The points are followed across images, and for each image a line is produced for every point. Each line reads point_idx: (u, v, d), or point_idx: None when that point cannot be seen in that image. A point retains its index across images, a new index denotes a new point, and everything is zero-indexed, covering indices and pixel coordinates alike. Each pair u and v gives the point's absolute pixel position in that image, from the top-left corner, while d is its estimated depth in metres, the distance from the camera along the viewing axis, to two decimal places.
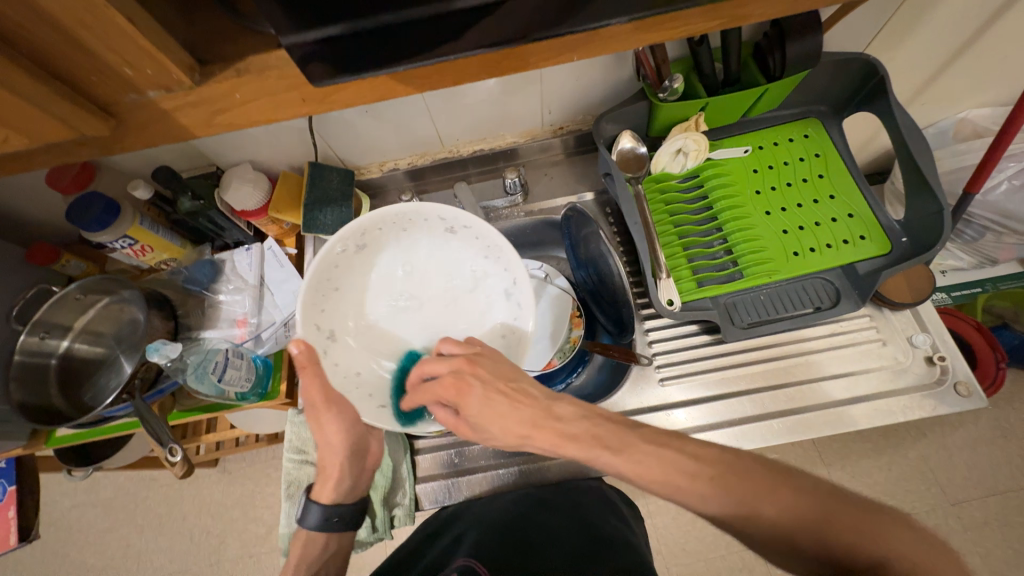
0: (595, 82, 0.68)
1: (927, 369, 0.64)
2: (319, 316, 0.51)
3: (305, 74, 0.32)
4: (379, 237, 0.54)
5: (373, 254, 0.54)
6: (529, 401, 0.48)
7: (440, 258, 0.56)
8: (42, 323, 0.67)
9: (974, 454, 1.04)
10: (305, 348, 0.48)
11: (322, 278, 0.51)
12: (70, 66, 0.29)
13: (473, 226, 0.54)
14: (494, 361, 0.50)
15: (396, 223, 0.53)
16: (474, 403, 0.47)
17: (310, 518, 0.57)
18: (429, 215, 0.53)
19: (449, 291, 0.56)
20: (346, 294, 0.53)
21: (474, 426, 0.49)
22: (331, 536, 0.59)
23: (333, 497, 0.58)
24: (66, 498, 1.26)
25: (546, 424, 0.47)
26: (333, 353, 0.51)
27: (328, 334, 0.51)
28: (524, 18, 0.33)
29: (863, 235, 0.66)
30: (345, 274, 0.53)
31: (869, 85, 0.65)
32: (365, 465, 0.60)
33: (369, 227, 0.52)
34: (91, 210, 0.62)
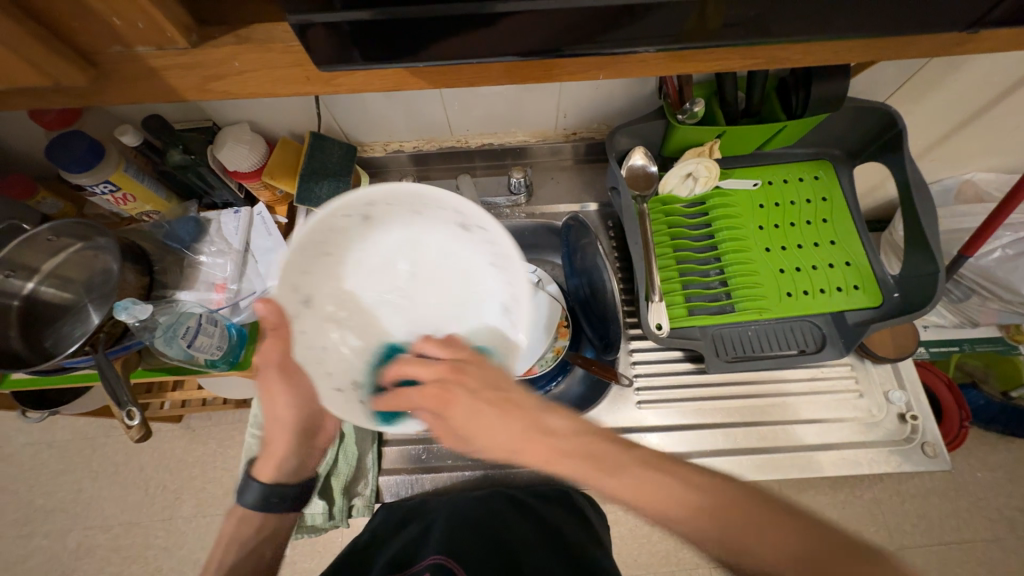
0: (615, 93, 0.66)
1: (898, 426, 0.65)
2: (299, 279, 0.46)
3: (313, 55, 0.30)
4: (387, 212, 0.48)
5: (377, 228, 0.49)
6: (520, 412, 0.48)
7: (448, 253, 0.52)
8: (6, 262, 0.63)
9: (925, 504, 1.07)
10: (273, 310, 0.47)
11: (314, 241, 0.46)
12: (49, 8, 0.26)
13: (489, 231, 0.48)
14: (482, 368, 0.49)
15: (412, 204, 0.47)
16: (460, 410, 0.48)
17: (248, 496, 0.55)
18: (447, 206, 0.47)
19: (445, 294, 0.53)
20: (336, 261, 0.49)
21: (459, 435, 0.48)
22: (268, 517, 0.56)
23: (274, 477, 0.56)
24: (20, 436, 1.22)
25: (536, 436, 0.46)
26: (303, 320, 0.48)
27: (305, 300, 0.48)
28: (549, 29, 0.31)
29: (857, 285, 0.66)
30: (341, 240, 0.48)
31: (885, 137, 0.64)
32: (314, 444, 0.58)
33: (379, 198, 0.46)
34: (74, 149, 0.59)
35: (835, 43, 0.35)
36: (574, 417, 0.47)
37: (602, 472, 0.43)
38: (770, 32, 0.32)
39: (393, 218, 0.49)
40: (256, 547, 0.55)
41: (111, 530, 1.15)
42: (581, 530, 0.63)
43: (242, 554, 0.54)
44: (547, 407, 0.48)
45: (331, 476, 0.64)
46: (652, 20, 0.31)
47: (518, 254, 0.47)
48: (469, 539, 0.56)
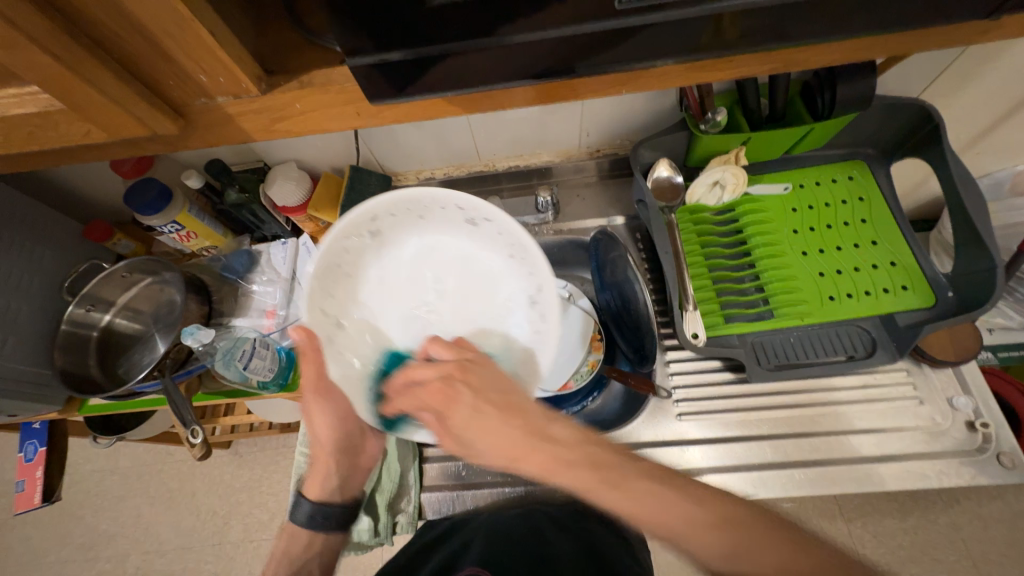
0: (637, 109, 0.68)
1: (967, 435, 0.61)
2: (325, 301, 0.51)
3: (365, 90, 0.34)
4: (394, 223, 0.53)
5: (387, 242, 0.55)
6: (521, 418, 0.46)
7: (463, 254, 0.56)
8: (89, 297, 0.71)
9: (1010, 528, 0.97)
10: (307, 336, 0.50)
11: (334, 263, 0.51)
12: (150, 70, 0.31)
13: (494, 222, 0.51)
14: (483, 371, 0.49)
15: (418, 210, 0.52)
16: (461, 411, 0.47)
17: (299, 512, 0.57)
18: (451, 205, 0.52)
19: (473, 300, 0.56)
20: (356, 279, 0.54)
21: (459, 436, 0.47)
22: (316, 534, 0.57)
23: (321, 496, 0.58)
24: (88, 463, 1.31)
25: (535, 444, 0.45)
26: (336, 339, 0.52)
27: (335, 321, 0.52)
28: (576, 52, 0.33)
29: (906, 286, 0.64)
30: (357, 259, 0.54)
31: (922, 132, 0.63)
32: (358, 460, 0.61)
33: (387, 212, 0.51)
34: (146, 194, 0.66)
35: (859, 43, 0.35)
36: (579, 428, 0.46)
37: (608, 486, 0.41)
38: (792, 38, 0.33)
39: (400, 228, 0.54)
40: (304, 565, 0.56)
41: (166, 554, 1.21)
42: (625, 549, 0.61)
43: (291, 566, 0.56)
44: (550, 416, 0.47)
45: (377, 492, 0.66)
46: (673, 36, 0.33)
47: (527, 237, 0.50)
48: (515, 554, 0.55)
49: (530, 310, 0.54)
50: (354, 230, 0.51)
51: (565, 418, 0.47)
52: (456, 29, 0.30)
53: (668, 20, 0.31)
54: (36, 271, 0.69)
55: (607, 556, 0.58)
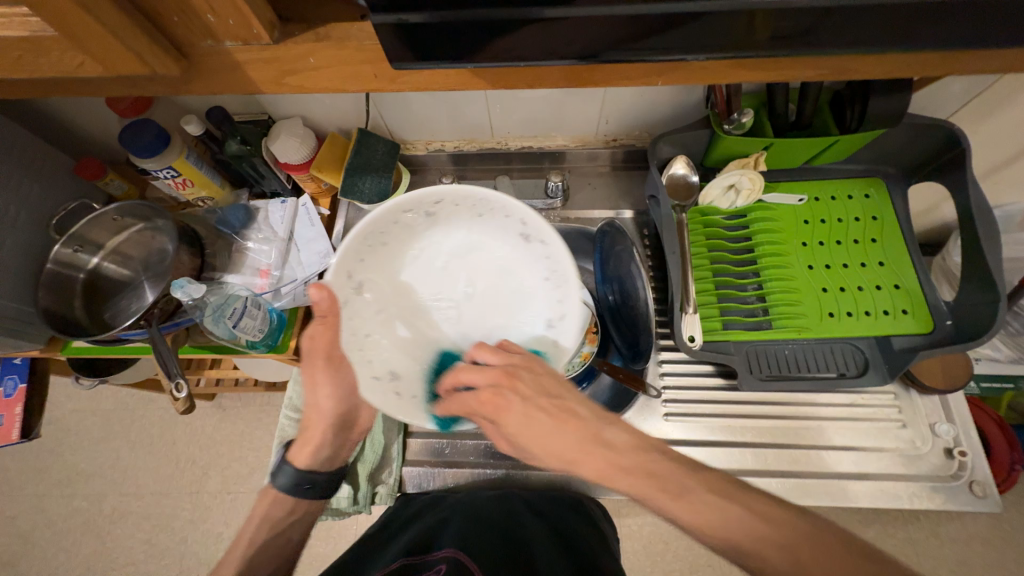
0: (661, 100, 0.66)
1: (943, 462, 0.62)
2: (354, 265, 0.49)
3: (385, 51, 0.31)
4: (452, 212, 0.51)
5: (436, 224, 0.52)
6: (575, 421, 0.46)
7: (503, 263, 0.54)
8: (76, 237, 0.68)
9: (964, 548, 1.01)
10: (325, 297, 0.47)
11: (376, 231, 0.49)
12: (154, 4, 0.29)
13: (552, 247, 0.50)
14: (533, 376, 0.47)
15: (478, 205, 0.50)
16: (515, 418, 0.46)
17: (281, 479, 0.57)
18: (516, 215, 0.50)
19: (494, 313, 0.54)
20: (389, 251, 0.52)
21: (514, 442, 0.46)
22: (300, 501, 0.57)
23: (306, 464, 0.57)
24: (69, 402, 1.31)
25: (591, 448, 0.44)
26: (351, 305, 0.49)
27: (355, 287, 0.49)
28: (614, 34, 0.31)
29: (906, 310, 0.63)
30: (402, 233, 0.51)
31: (946, 156, 0.61)
32: (349, 436, 0.59)
33: (450, 200, 0.49)
34: (143, 136, 0.63)
35: (904, 57, 0.34)
36: (630, 428, 0.45)
37: (669, 496, 0.40)
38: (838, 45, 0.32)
39: (454, 214, 0.52)
40: (286, 529, 0.56)
41: (143, 498, 1.22)
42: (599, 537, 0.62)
43: (273, 532, 0.55)
44: (604, 418, 0.46)
45: (358, 462, 0.66)
46: (716, 30, 0.31)
47: (575, 276, 0.50)
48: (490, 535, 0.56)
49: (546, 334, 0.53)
50: (408, 206, 0.49)
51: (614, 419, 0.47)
52: None
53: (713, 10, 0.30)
54: (22, 205, 0.67)
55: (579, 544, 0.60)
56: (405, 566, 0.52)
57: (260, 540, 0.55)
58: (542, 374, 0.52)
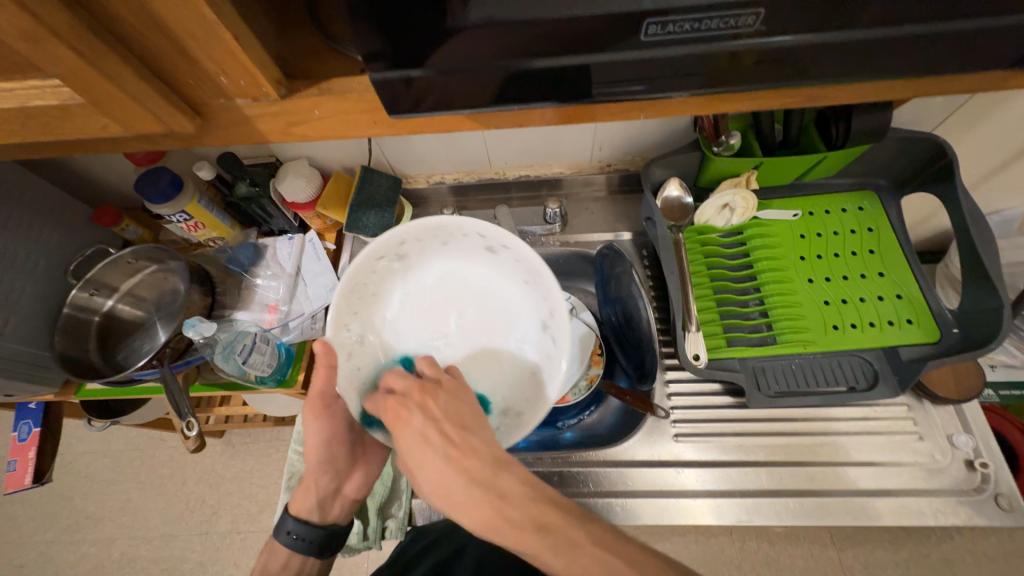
0: (651, 126, 0.68)
1: (965, 474, 0.60)
2: (350, 319, 0.52)
3: (385, 104, 0.33)
4: (420, 248, 0.55)
5: (411, 265, 0.56)
6: (472, 461, 0.42)
7: (479, 283, 0.58)
8: (93, 281, 0.71)
9: (1004, 568, 0.97)
10: (326, 350, 0.48)
11: (360, 283, 0.53)
12: (171, 69, 0.31)
13: (512, 248, 0.53)
14: (450, 401, 0.46)
15: (441, 235, 0.54)
16: (410, 439, 0.43)
17: (280, 529, 0.56)
18: (472, 232, 0.54)
19: (486, 336, 0.57)
20: (376, 297, 0.55)
21: (403, 462, 0.44)
22: (294, 555, 0.55)
23: (302, 511, 0.56)
24: (80, 444, 1.31)
25: (482, 496, 0.40)
26: (355, 356, 0.52)
27: (355, 339, 0.53)
28: (598, 76, 0.33)
29: (910, 320, 0.63)
30: (382, 279, 0.55)
31: (933, 167, 0.63)
32: (339, 486, 0.58)
33: (411, 236, 0.53)
34: (158, 183, 0.66)
35: (877, 83, 0.36)
36: (528, 479, 0.41)
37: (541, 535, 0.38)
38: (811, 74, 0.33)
39: (423, 250, 0.55)
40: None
41: (152, 541, 1.20)
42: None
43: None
44: (501, 465, 0.42)
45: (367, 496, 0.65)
46: (693, 67, 0.32)
47: (544, 268, 0.52)
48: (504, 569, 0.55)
49: (542, 334, 0.55)
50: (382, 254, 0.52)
51: None
52: (481, 48, 0.30)
53: (688, 49, 0.31)
54: (42, 252, 0.70)
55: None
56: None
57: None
58: (547, 376, 0.54)
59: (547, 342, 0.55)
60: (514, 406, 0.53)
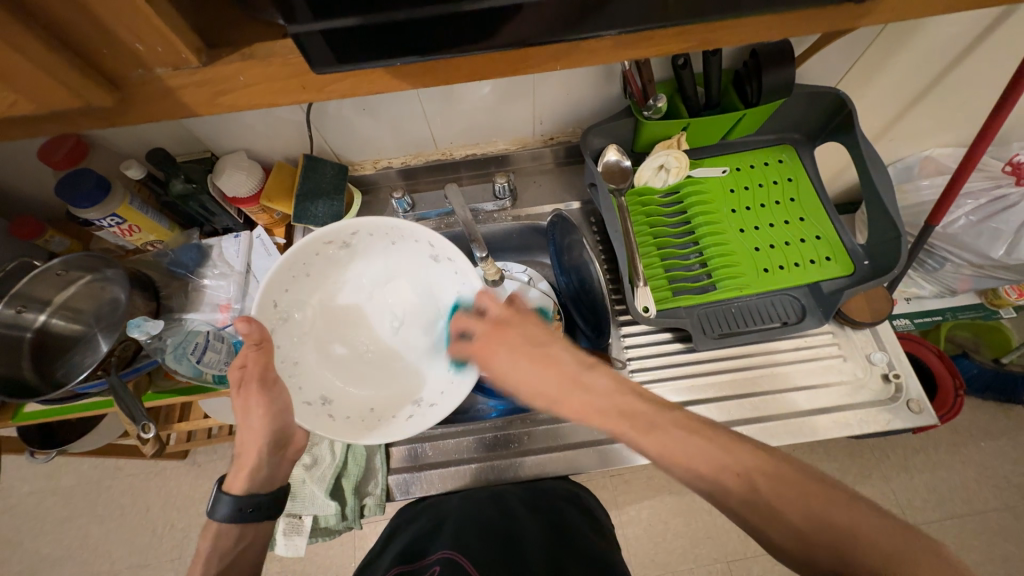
0: (586, 95, 0.71)
1: (882, 386, 0.68)
2: (280, 295, 0.58)
3: (307, 60, 0.34)
4: (368, 242, 0.63)
5: (355, 257, 0.64)
6: (557, 366, 0.53)
7: (419, 285, 0.66)
8: (20, 297, 0.66)
9: (933, 477, 1.10)
10: (250, 327, 0.50)
11: (300, 263, 0.60)
12: (82, 38, 0.30)
13: (452, 259, 0.63)
14: (525, 326, 0.57)
15: (390, 235, 0.63)
16: (500, 360, 0.54)
17: (219, 510, 0.50)
18: (420, 239, 0.63)
19: (415, 334, 0.64)
20: (317, 285, 0.62)
21: (498, 378, 0.55)
22: (249, 527, 0.52)
23: (247, 488, 0.52)
24: (24, 485, 1.22)
25: (571, 388, 0.51)
26: (280, 332, 0.58)
27: (284, 316, 0.59)
28: (517, 29, 0.35)
29: (829, 256, 0.70)
30: (325, 264, 0.62)
31: (838, 117, 0.69)
32: (287, 454, 0.56)
33: (363, 230, 0.62)
34: (82, 186, 0.63)
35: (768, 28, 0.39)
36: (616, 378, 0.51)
37: (639, 431, 0.46)
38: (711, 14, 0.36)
39: (368, 249, 0.64)
40: (235, 562, 0.50)
41: (120, 574, 1.14)
42: (589, 521, 0.65)
43: (224, 565, 0.49)
44: (584, 366, 0.52)
45: (342, 477, 0.66)
46: (601, 15, 0.35)
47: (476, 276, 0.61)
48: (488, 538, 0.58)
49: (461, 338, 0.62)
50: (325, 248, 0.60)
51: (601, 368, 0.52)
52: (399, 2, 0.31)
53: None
54: None
55: (572, 519, 0.64)
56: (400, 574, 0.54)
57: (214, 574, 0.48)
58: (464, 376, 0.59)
59: (463, 345, 0.61)
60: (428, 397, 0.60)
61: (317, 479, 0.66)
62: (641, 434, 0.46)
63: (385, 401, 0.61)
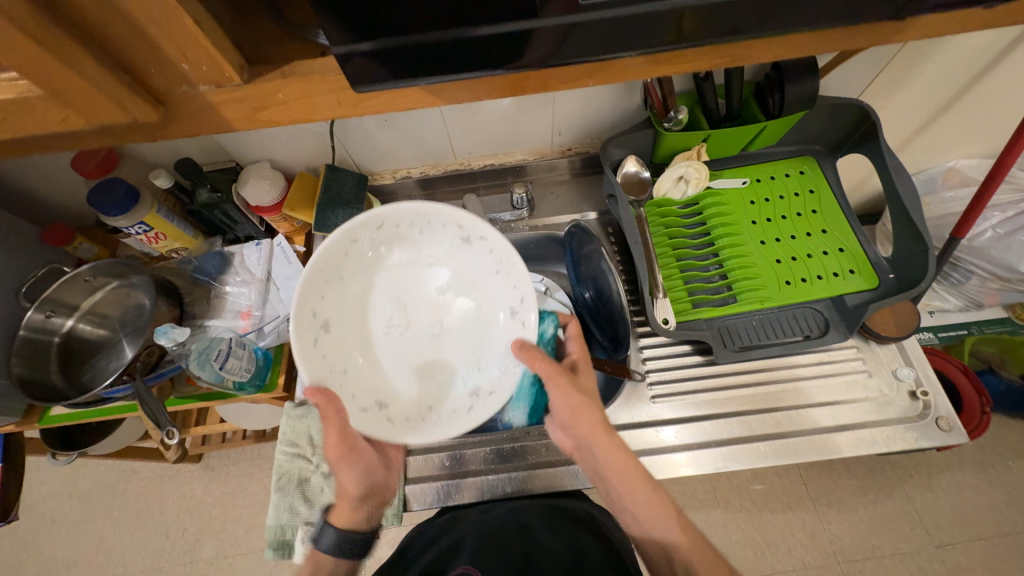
0: (606, 107, 0.72)
1: (910, 403, 0.66)
2: (388, 224, 0.56)
3: (347, 78, 0.34)
4: (481, 251, 0.58)
5: (465, 252, 0.59)
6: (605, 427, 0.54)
7: (477, 322, 0.59)
8: (49, 301, 0.68)
9: (958, 498, 1.07)
10: (318, 396, 0.50)
11: (423, 216, 0.56)
12: (131, 55, 0.31)
13: (527, 327, 0.55)
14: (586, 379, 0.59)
15: (503, 266, 0.57)
16: (564, 402, 0.55)
17: (324, 541, 0.58)
18: (519, 291, 0.56)
19: (432, 350, 0.59)
20: (415, 241, 0.59)
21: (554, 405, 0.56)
22: (342, 563, 0.59)
23: (346, 524, 0.60)
24: (44, 486, 1.24)
25: (603, 435, 0.54)
26: (357, 247, 0.56)
27: (369, 243, 0.57)
28: (553, 49, 0.35)
29: (853, 270, 0.69)
30: (436, 236, 0.58)
31: (862, 129, 0.69)
32: (381, 499, 0.63)
33: (487, 242, 0.56)
34: (112, 195, 0.64)
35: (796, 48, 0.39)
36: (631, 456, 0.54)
37: (644, 493, 0.53)
38: (742, 33, 0.36)
39: (475, 259, 0.59)
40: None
41: None
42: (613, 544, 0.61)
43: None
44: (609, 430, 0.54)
45: None
46: (635, 35, 0.35)
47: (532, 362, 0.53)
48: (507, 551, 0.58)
49: (469, 391, 0.56)
50: (450, 226, 0.57)
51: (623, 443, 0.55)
52: (435, 21, 0.31)
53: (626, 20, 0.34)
54: None
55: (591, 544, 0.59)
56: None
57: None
58: (435, 422, 0.54)
59: (464, 401, 0.55)
60: (392, 408, 0.54)
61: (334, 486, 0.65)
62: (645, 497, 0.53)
63: (360, 377, 0.55)
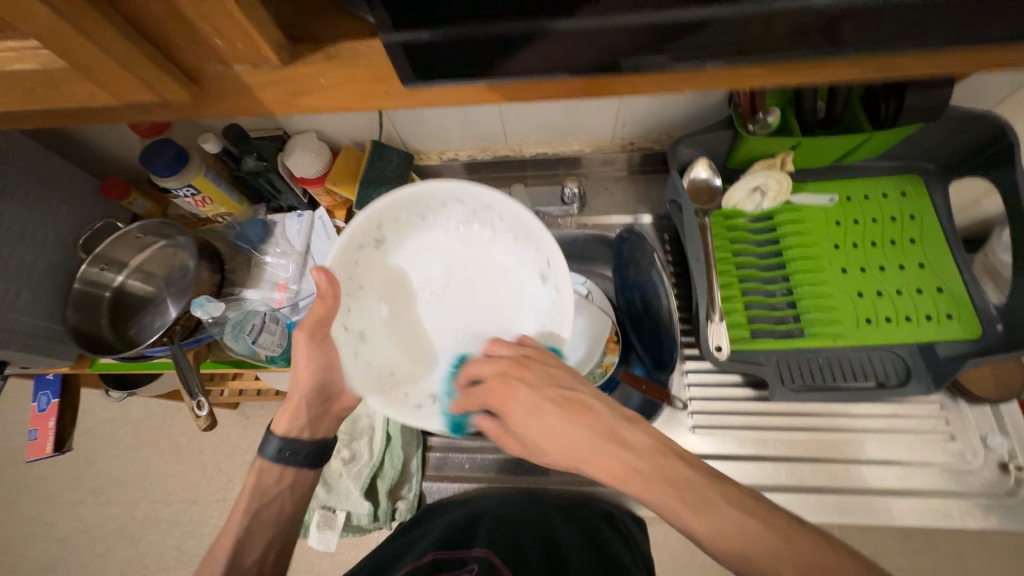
0: (680, 101, 0.63)
1: (997, 477, 0.58)
2: (495, 214, 0.53)
3: (397, 71, 0.31)
4: (545, 293, 0.54)
5: (530, 287, 0.55)
6: (587, 416, 0.43)
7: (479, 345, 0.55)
8: (102, 257, 0.70)
9: None
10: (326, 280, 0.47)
11: (524, 232, 0.53)
12: (164, 29, 0.30)
13: None
14: (543, 366, 0.47)
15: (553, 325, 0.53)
16: (521, 409, 0.45)
17: (268, 447, 0.53)
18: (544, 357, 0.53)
19: (424, 325, 0.56)
20: (501, 240, 0.56)
21: (522, 439, 0.45)
22: (290, 470, 0.54)
23: (289, 430, 0.53)
24: (101, 412, 1.34)
25: (608, 446, 0.40)
26: (454, 207, 0.54)
27: (467, 213, 0.54)
28: (627, 44, 0.30)
29: (949, 314, 0.60)
30: (523, 253, 0.55)
31: (996, 146, 0.57)
32: (329, 410, 0.55)
33: (559, 295, 0.53)
34: (163, 156, 0.64)
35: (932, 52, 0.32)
36: (654, 433, 0.41)
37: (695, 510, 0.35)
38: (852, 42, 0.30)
39: (536, 300, 0.55)
40: (275, 499, 0.53)
41: (172, 505, 1.24)
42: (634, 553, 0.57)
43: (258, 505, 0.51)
44: (623, 418, 0.42)
45: (378, 477, 0.66)
46: (728, 34, 0.30)
47: None
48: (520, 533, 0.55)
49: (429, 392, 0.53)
50: (540, 256, 0.53)
51: (639, 421, 0.42)
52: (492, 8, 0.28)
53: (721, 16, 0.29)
54: (52, 227, 0.69)
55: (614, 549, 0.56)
56: (437, 561, 0.49)
57: (265, 536, 0.51)
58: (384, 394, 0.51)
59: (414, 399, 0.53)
60: (360, 348, 0.52)
61: (352, 475, 0.67)
62: (687, 508, 0.36)
63: (367, 304, 0.53)
